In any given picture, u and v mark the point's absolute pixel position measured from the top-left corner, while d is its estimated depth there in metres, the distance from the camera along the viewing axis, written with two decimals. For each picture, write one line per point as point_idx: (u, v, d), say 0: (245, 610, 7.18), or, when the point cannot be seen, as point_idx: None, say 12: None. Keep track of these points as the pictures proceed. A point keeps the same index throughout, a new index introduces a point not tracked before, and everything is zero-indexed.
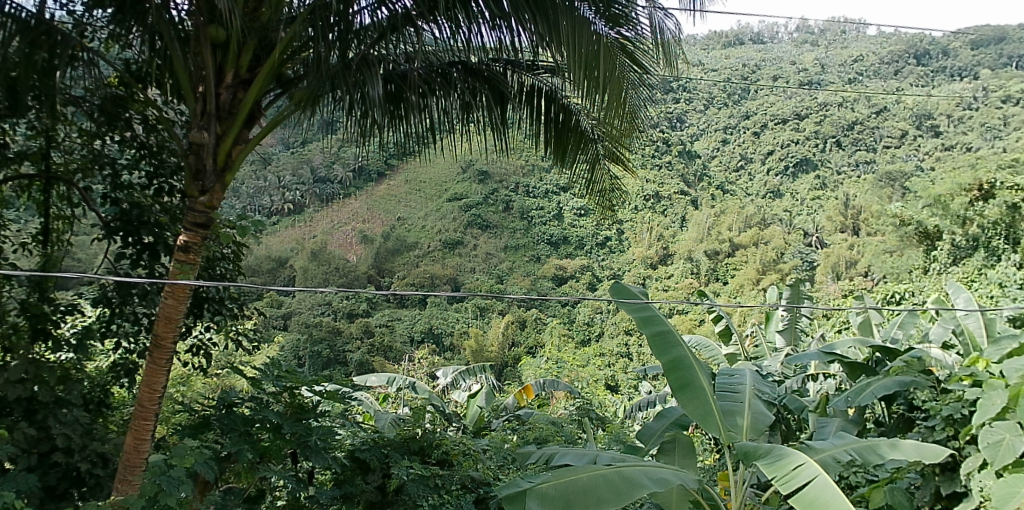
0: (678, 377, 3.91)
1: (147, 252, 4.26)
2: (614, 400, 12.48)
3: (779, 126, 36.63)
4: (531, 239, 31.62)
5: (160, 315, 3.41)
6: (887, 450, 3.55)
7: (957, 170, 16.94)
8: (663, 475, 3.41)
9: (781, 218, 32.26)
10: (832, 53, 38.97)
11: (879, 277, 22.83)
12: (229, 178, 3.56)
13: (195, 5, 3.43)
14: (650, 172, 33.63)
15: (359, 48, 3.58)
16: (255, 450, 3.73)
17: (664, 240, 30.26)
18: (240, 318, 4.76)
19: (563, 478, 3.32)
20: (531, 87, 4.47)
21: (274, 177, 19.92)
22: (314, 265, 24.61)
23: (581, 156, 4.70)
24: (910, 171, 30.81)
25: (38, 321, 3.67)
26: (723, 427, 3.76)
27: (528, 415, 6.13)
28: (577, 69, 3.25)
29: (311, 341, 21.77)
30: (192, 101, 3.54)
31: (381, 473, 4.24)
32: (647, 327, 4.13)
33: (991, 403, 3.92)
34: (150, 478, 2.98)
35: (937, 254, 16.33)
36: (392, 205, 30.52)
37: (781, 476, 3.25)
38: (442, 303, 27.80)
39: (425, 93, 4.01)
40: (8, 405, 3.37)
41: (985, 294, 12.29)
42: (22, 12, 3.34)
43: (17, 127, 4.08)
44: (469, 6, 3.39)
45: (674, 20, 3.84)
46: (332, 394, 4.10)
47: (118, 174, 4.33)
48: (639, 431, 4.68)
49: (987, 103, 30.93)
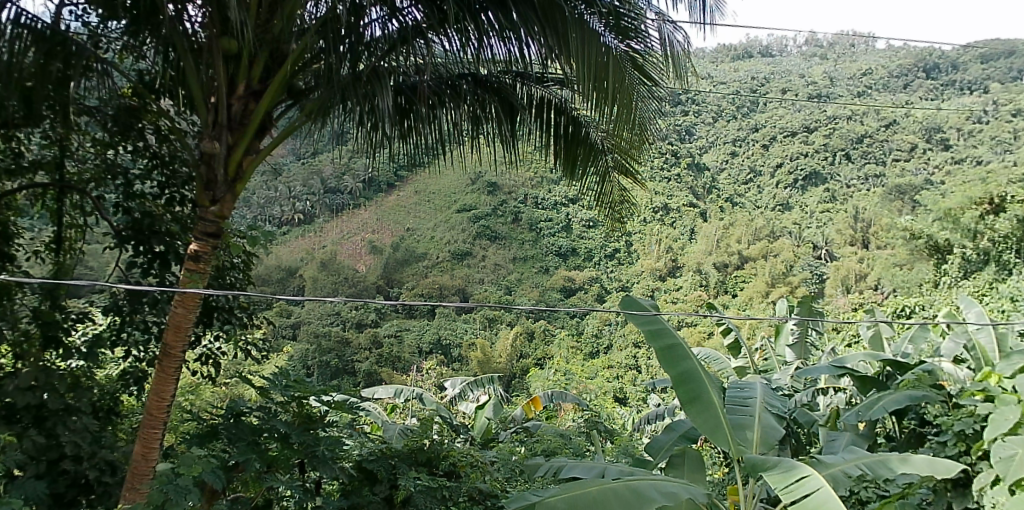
0: (688, 391, 3.82)
1: (158, 260, 4.28)
2: (623, 413, 12.54)
3: (789, 140, 36.97)
4: (539, 251, 31.91)
5: (170, 323, 3.45)
6: (897, 464, 3.49)
7: (967, 183, 16.80)
8: (672, 489, 3.35)
9: (790, 231, 32.36)
10: (841, 66, 39.25)
11: (889, 291, 22.79)
12: (240, 188, 3.58)
13: (210, 17, 3.47)
14: (659, 185, 33.94)
15: (369, 60, 3.58)
16: (263, 460, 3.68)
17: (673, 252, 30.57)
18: (250, 328, 4.75)
19: (574, 491, 3.26)
20: (541, 99, 4.44)
21: (284, 187, 19.82)
22: (323, 275, 25.03)
23: (591, 170, 4.65)
24: (919, 185, 30.29)
25: (50, 329, 3.69)
26: (733, 441, 3.68)
27: (536, 427, 6.13)
28: (586, 82, 3.30)
29: (321, 351, 21.94)
30: (203, 112, 3.56)
31: (389, 485, 4.21)
32: (656, 341, 4.02)
33: (1004, 418, 3.89)
34: (158, 486, 2.84)
35: (948, 267, 16.18)
36: (403, 215, 30.99)
37: (786, 488, 3.22)
38: (451, 314, 28.22)
39: (435, 104, 4.00)
40: (17, 412, 3.38)
41: (996, 308, 11.95)
42: (39, 22, 3.33)
43: (32, 136, 4.15)
44: (480, 19, 3.45)
45: (684, 32, 3.73)
46: (340, 404, 4.03)
47: (130, 183, 4.31)
48: (647, 443, 4.65)
49: (997, 117, 30.70)
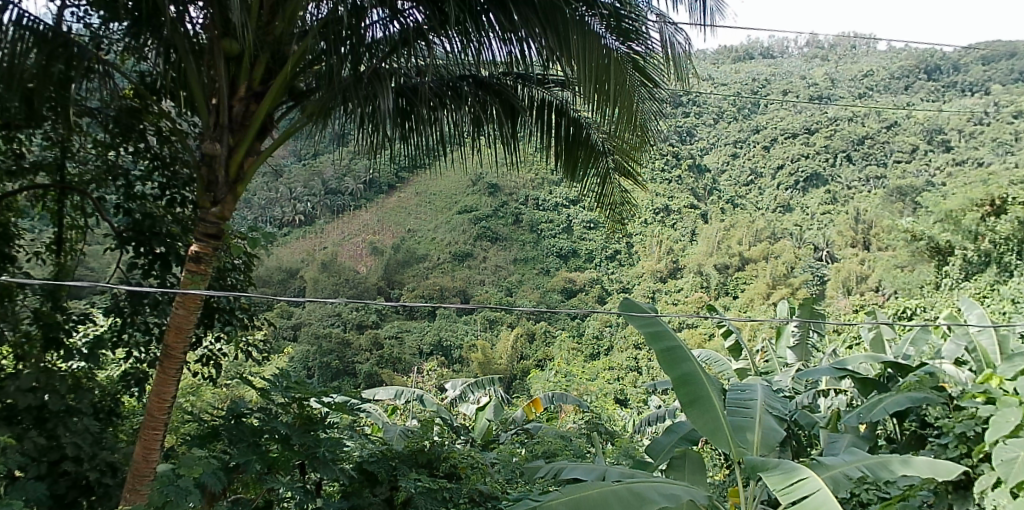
0: (688, 393, 3.80)
1: (159, 262, 4.29)
2: (624, 414, 12.58)
3: (790, 141, 37.17)
4: (540, 253, 31.96)
5: (170, 324, 3.44)
6: (898, 466, 3.47)
7: (969, 185, 16.75)
8: (672, 490, 3.35)
9: (791, 232, 32.40)
10: (842, 67, 39.26)
11: (890, 293, 22.75)
12: (240, 190, 3.58)
13: (211, 19, 3.47)
14: (660, 186, 33.95)
15: (370, 62, 3.57)
16: (263, 462, 3.69)
17: (673, 254, 30.59)
18: (251, 330, 4.76)
19: (574, 494, 3.25)
20: (542, 101, 4.44)
21: (285, 189, 19.77)
22: (324, 276, 25.02)
23: (592, 171, 4.64)
24: (920, 186, 30.22)
25: (51, 330, 3.68)
26: (733, 442, 3.68)
27: (536, 429, 6.13)
28: (588, 83, 3.31)
29: (321, 353, 21.90)
30: (204, 113, 3.57)
31: (389, 486, 4.23)
32: (656, 343, 4.01)
33: (1004, 420, 3.87)
34: (158, 487, 2.83)
35: (949, 269, 16.17)
36: (402, 217, 30.13)
37: (785, 489, 3.21)
38: (451, 316, 28.53)
39: (436, 106, 3.99)
40: (17, 414, 3.38)
41: (997, 310, 11.94)
42: (40, 25, 3.34)
43: (33, 137, 4.16)
44: (480, 19, 3.44)
45: (685, 34, 3.73)
46: (341, 406, 4.03)
47: (131, 186, 4.32)
48: (647, 445, 4.65)
49: (998, 119, 30.38)
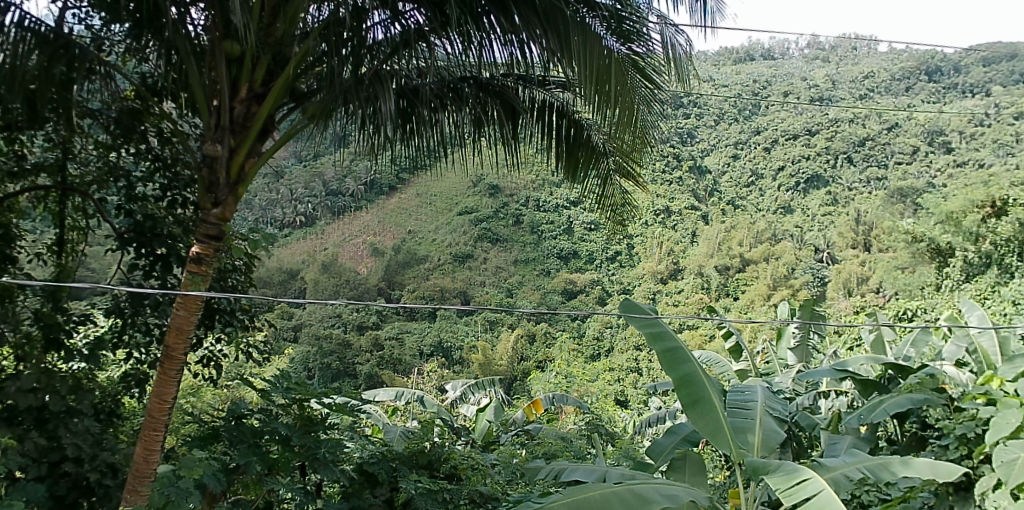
0: (689, 393, 3.80)
1: (160, 263, 4.30)
2: (625, 415, 12.57)
3: (790, 142, 37.23)
4: (541, 254, 31.93)
5: (171, 326, 3.45)
6: (899, 467, 3.47)
7: (970, 186, 16.74)
8: (673, 492, 3.35)
9: (791, 233, 32.38)
10: (843, 69, 39.31)
11: (890, 294, 22.73)
12: (241, 191, 3.58)
13: (212, 20, 3.47)
14: (660, 187, 33.98)
15: (371, 63, 3.56)
16: (264, 463, 3.69)
17: (674, 255, 30.57)
18: (251, 331, 4.76)
19: (576, 495, 3.25)
20: (542, 102, 4.45)
21: (285, 190, 19.77)
22: (325, 277, 24.97)
23: (592, 173, 4.66)
24: (921, 187, 30.15)
25: (51, 331, 3.69)
26: (733, 444, 3.68)
27: (537, 430, 6.12)
28: (589, 84, 3.33)
29: (322, 354, 21.85)
30: (206, 114, 3.58)
31: (390, 487, 4.24)
32: (657, 344, 4.00)
33: (1005, 422, 3.87)
34: (158, 489, 2.83)
35: (950, 271, 16.16)
36: (403, 218, 30.69)
37: (788, 489, 3.21)
38: (452, 317, 28.43)
39: (437, 108, 3.99)
40: (18, 415, 3.38)
41: (998, 311, 11.94)
42: (42, 26, 3.35)
43: (35, 139, 4.18)
44: (481, 20, 3.42)
45: (685, 35, 3.73)
46: (341, 406, 4.04)
47: (132, 187, 4.33)
48: (648, 446, 4.65)
49: (998, 120, 30.40)
